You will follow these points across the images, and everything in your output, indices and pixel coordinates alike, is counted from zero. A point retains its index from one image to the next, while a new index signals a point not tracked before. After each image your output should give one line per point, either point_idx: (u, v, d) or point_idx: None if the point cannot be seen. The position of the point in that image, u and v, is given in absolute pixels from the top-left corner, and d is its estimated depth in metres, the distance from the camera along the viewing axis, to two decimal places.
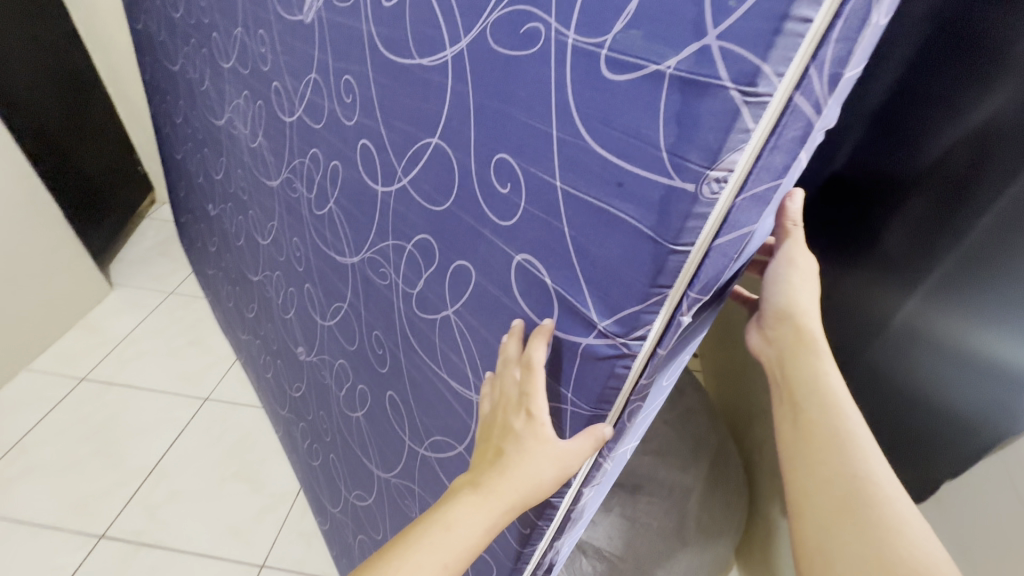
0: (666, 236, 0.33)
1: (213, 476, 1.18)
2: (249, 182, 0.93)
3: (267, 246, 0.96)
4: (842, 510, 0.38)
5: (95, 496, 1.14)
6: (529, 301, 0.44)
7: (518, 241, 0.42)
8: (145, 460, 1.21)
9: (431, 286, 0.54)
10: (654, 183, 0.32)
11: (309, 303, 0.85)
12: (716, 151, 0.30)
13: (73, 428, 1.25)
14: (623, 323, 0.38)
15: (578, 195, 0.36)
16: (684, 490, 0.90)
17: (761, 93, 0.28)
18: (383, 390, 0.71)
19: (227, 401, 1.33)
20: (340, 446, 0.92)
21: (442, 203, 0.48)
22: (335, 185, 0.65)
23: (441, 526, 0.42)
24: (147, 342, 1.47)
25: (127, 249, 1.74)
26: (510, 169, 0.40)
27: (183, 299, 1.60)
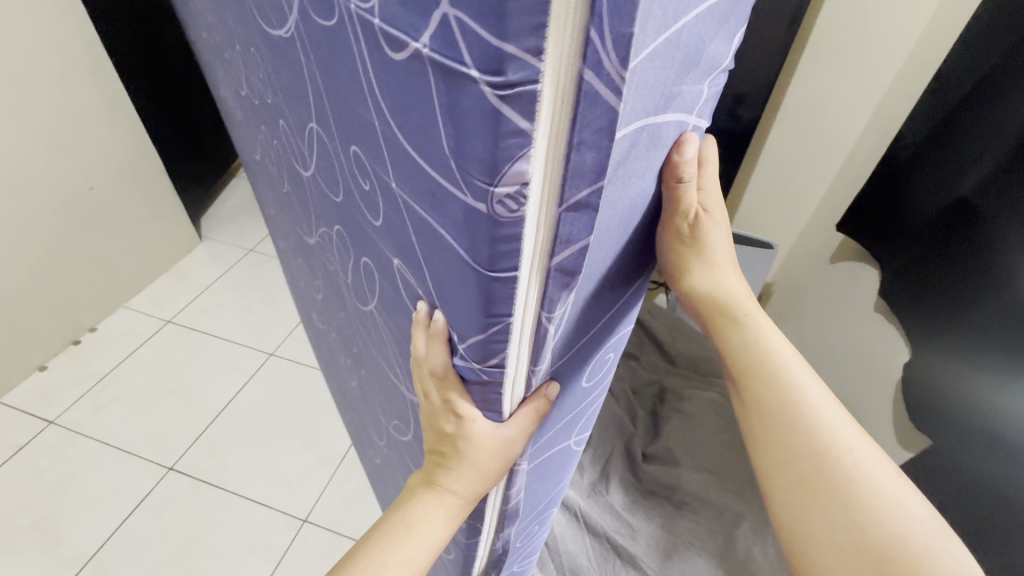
0: (481, 263, 0.29)
1: (270, 429, 1.25)
2: (249, 157, 0.94)
3: (274, 218, 1.00)
4: (809, 490, 0.42)
5: (169, 430, 1.24)
6: (409, 300, 0.42)
7: (391, 246, 0.40)
8: (214, 403, 1.30)
9: (356, 278, 0.56)
10: (454, 199, 0.27)
11: (307, 278, 0.90)
12: (491, 164, 0.24)
13: (156, 365, 1.37)
14: (476, 351, 0.36)
15: (409, 201, 0.32)
16: (735, 515, 0.82)
17: (513, 83, 0.21)
18: (357, 368, 0.78)
19: (291, 358, 1.40)
20: (353, 410, 0.99)
21: (337, 194, 0.48)
22: (280, 163, 0.66)
23: (404, 525, 0.48)
24: (224, 294, 1.57)
25: (218, 205, 1.87)
26: (363, 164, 0.38)
27: (262, 257, 1.70)
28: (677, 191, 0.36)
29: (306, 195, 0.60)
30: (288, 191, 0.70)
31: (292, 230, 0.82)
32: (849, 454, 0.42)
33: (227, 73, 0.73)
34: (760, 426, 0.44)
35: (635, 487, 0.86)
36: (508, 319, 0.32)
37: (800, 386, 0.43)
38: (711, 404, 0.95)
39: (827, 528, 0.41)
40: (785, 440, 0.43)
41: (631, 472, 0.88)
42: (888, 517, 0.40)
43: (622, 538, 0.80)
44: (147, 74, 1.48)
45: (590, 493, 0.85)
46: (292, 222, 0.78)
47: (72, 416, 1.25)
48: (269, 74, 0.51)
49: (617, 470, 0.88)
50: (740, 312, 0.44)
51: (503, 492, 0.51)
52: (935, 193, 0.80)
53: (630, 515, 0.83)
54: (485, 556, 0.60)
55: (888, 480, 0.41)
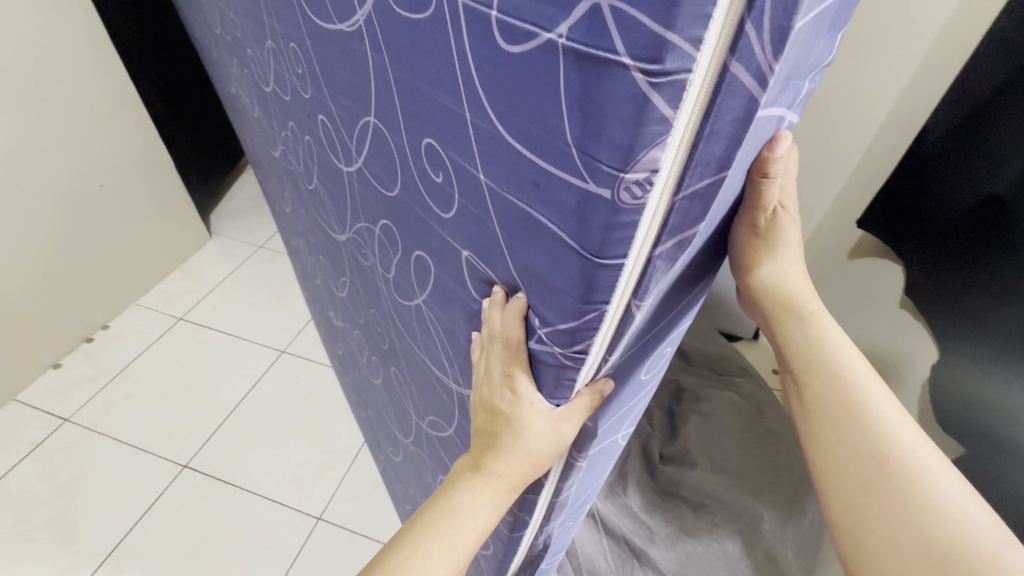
0: (590, 250, 0.30)
1: (283, 426, 1.25)
2: (264, 153, 0.94)
3: (290, 214, 1.00)
4: (864, 490, 0.40)
5: (182, 428, 1.24)
6: (479, 291, 0.44)
7: (462, 239, 0.42)
8: (226, 401, 1.30)
9: (401, 273, 0.57)
10: (571, 187, 0.29)
11: (327, 276, 0.91)
12: (628, 150, 0.26)
13: (169, 363, 1.37)
14: (563, 336, 0.37)
15: (501, 192, 0.34)
16: (754, 516, 0.81)
17: (669, 70, 0.23)
18: (387, 365, 0.80)
19: (302, 355, 1.40)
20: (373, 406, 1.00)
21: (391, 188, 0.49)
22: (312, 159, 0.66)
23: (448, 512, 0.48)
24: (234, 291, 1.57)
25: (227, 201, 1.87)
26: (438, 156, 0.39)
27: (271, 254, 1.69)
28: (762, 185, 0.37)
29: (343, 190, 0.61)
30: (314, 185, 0.71)
31: (316, 227, 0.82)
32: (912, 458, 0.40)
33: (247, 68, 0.73)
34: (819, 423, 0.44)
35: (652, 487, 0.86)
36: (604, 306, 0.34)
37: (861, 386, 0.43)
38: (728, 403, 0.95)
39: (888, 534, 0.39)
40: (845, 438, 0.42)
41: (648, 472, 0.88)
42: (956, 528, 0.37)
43: (640, 540, 0.79)
44: (155, 70, 1.47)
45: (608, 493, 0.84)
46: (315, 218, 0.79)
47: (85, 414, 1.26)
48: (311, 65, 0.52)
49: (633, 471, 0.87)
50: (804, 311, 0.45)
51: (556, 483, 0.53)
52: (966, 188, 0.77)
53: (648, 516, 0.82)
54: (527, 549, 0.62)
55: (952, 486, 0.39)
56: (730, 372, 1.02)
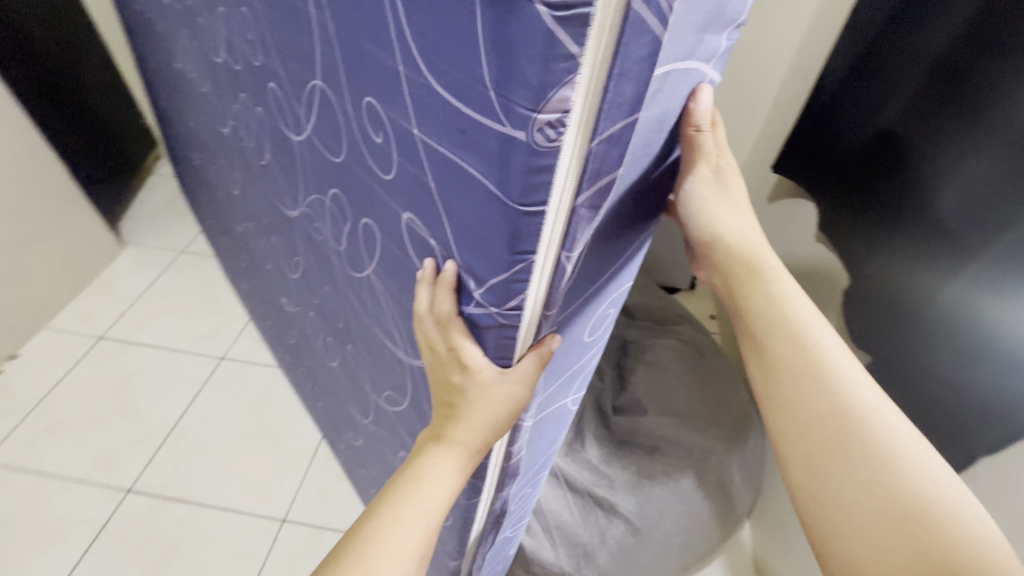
0: (512, 196, 0.34)
1: (233, 433, 1.20)
2: (213, 133, 1.01)
3: (240, 197, 1.02)
4: (823, 450, 0.43)
5: (120, 452, 1.16)
6: (417, 254, 0.47)
7: (401, 199, 0.45)
8: (166, 417, 1.22)
9: (352, 243, 0.60)
10: (491, 131, 0.32)
11: (279, 256, 0.92)
12: (539, 89, 0.29)
13: (95, 386, 1.27)
14: (496, 294, 0.41)
15: (431, 143, 0.37)
16: (704, 451, 0.86)
17: (571, 4, 0.26)
18: (343, 344, 0.80)
19: (243, 359, 1.34)
20: (331, 393, 0.97)
21: (338, 152, 0.52)
22: (264, 133, 0.71)
23: (414, 481, 0.49)
24: (160, 301, 1.47)
25: (138, 204, 1.72)
26: (379, 115, 0.42)
27: (194, 258, 1.58)
28: (695, 139, 0.42)
29: (294, 163, 0.65)
30: (269, 160, 0.74)
31: (268, 204, 0.85)
32: (871, 419, 0.43)
33: (209, 50, 0.78)
34: (780, 384, 0.46)
35: (608, 437, 0.90)
36: (530, 258, 0.37)
37: (824, 349, 0.45)
38: (670, 349, 1.00)
39: (849, 492, 0.41)
40: (809, 400, 0.44)
41: (602, 425, 0.92)
42: (911, 484, 0.40)
43: (601, 489, 0.83)
44: (31, 64, 1.31)
45: (568, 450, 0.87)
46: (268, 195, 0.82)
47: (5, 452, 1.15)
48: (262, 33, 0.55)
49: (589, 426, 0.91)
50: (764, 268, 0.47)
51: (506, 448, 0.55)
52: (861, 128, 0.84)
53: (606, 466, 0.86)
54: (485, 517, 0.62)
55: (906, 442, 0.42)
56: (669, 320, 1.08)
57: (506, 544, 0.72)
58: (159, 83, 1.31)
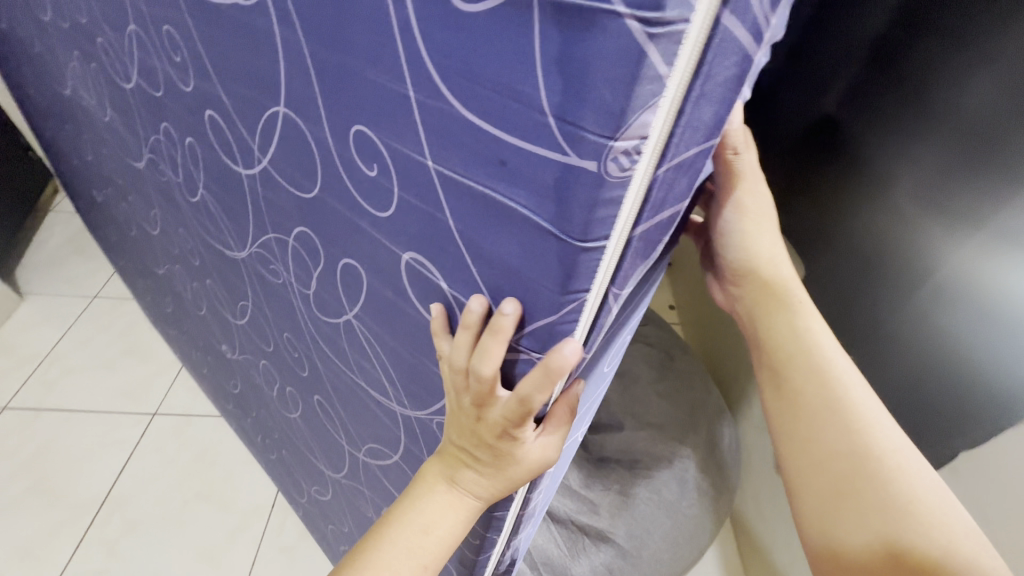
0: (573, 233, 0.29)
1: (177, 497, 1.08)
2: (121, 166, 0.88)
3: (160, 236, 0.90)
4: (840, 493, 0.42)
5: (41, 539, 1.02)
6: (421, 299, 0.42)
7: (402, 239, 0.39)
8: (93, 491, 1.08)
9: (324, 287, 0.52)
10: (549, 162, 0.27)
11: (217, 300, 0.82)
12: (619, 114, 0.24)
13: (1, 466, 1.11)
14: (538, 338, 0.36)
15: (453, 176, 0.32)
16: (682, 462, 0.83)
17: (669, 19, 0.22)
18: (309, 394, 0.71)
19: (180, 413, 1.21)
20: (290, 445, 0.88)
21: (310, 188, 0.45)
22: (198, 166, 0.61)
23: (420, 529, 0.46)
24: (73, 357, 1.30)
25: (35, 249, 1.52)
26: (370, 143, 0.36)
27: (110, 303, 1.42)
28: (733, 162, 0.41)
29: (242, 200, 0.56)
30: (202, 196, 0.64)
31: (200, 242, 0.74)
32: (888, 460, 0.42)
33: (112, 74, 0.67)
34: (797, 421, 0.44)
35: (587, 459, 0.86)
36: (583, 295, 0.32)
37: (846, 385, 0.44)
38: (642, 356, 0.97)
39: (859, 534, 0.40)
40: (825, 435, 0.43)
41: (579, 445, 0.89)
42: (933, 532, 0.39)
43: (585, 516, 0.79)
44: None
45: None
46: (200, 235, 0.72)
47: None
48: (194, 52, 0.47)
49: None
50: (795, 299, 0.45)
51: (523, 496, 0.50)
52: (805, 116, 0.81)
53: (588, 490, 0.82)
54: (494, 568, 0.60)
55: (929, 486, 0.41)
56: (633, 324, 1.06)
57: None
58: (39, 110, 1.14)
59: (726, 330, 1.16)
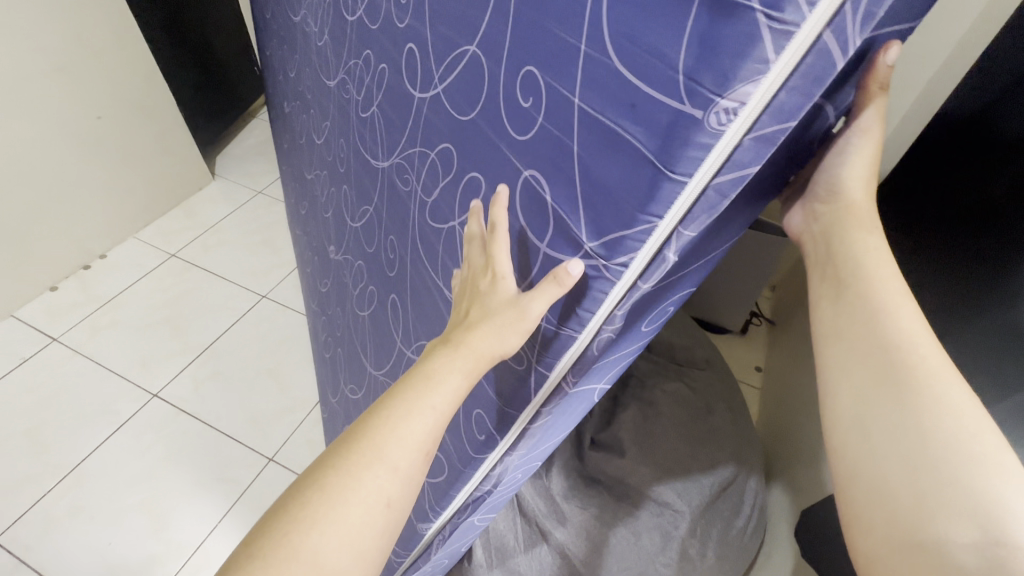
0: (663, 162, 0.31)
1: (254, 367, 1.29)
2: (313, 83, 1.05)
3: (322, 145, 1.05)
4: (879, 383, 0.35)
5: (158, 359, 1.29)
6: (529, 218, 0.44)
7: (530, 157, 0.42)
8: (203, 338, 1.34)
9: (444, 196, 0.57)
10: (664, 106, 0.30)
11: (344, 204, 0.94)
12: (729, 77, 0.27)
13: (154, 296, 1.43)
14: (609, 247, 0.37)
15: (592, 114, 0.35)
16: (674, 513, 0.77)
17: (786, 21, 0.25)
18: (387, 293, 0.80)
19: (281, 302, 1.43)
20: (347, 343, 1.00)
21: (468, 113, 0.49)
22: (379, 89, 0.68)
23: (424, 377, 0.44)
24: (228, 233, 1.60)
25: (235, 143, 1.90)
26: (534, 83, 0.39)
27: (267, 200, 1.71)
28: (870, 95, 0.38)
29: (405, 116, 0.62)
30: (371, 113, 0.73)
31: (353, 152, 0.85)
32: (944, 397, 0.33)
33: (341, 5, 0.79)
34: (843, 317, 0.38)
35: (578, 472, 0.84)
36: (655, 221, 0.34)
37: (891, 290, 0.37)
38: (673, 394, 0.90)
39: (894, 452, 0.33)
40: (863, 332, 0.37)
41: (576, 456, 0.86)
42: (958, 425, 0.32)
43: (550, 524, 0.78)
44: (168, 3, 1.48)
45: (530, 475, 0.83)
46: (355, 144, 0.82)
47: (72, 336, 1.33)
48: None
49: (562, 453, 0.85)
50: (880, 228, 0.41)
51: (537, 409, 0.51)
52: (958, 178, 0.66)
53: (564, 502, 0.80)
54: (479, 479, 0.62)
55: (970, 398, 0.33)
56: (690, 363, 0.98)
57: (472, 531, 0.72)
58: (271, 34, 1.39)
59: (799, 403, 1.04)
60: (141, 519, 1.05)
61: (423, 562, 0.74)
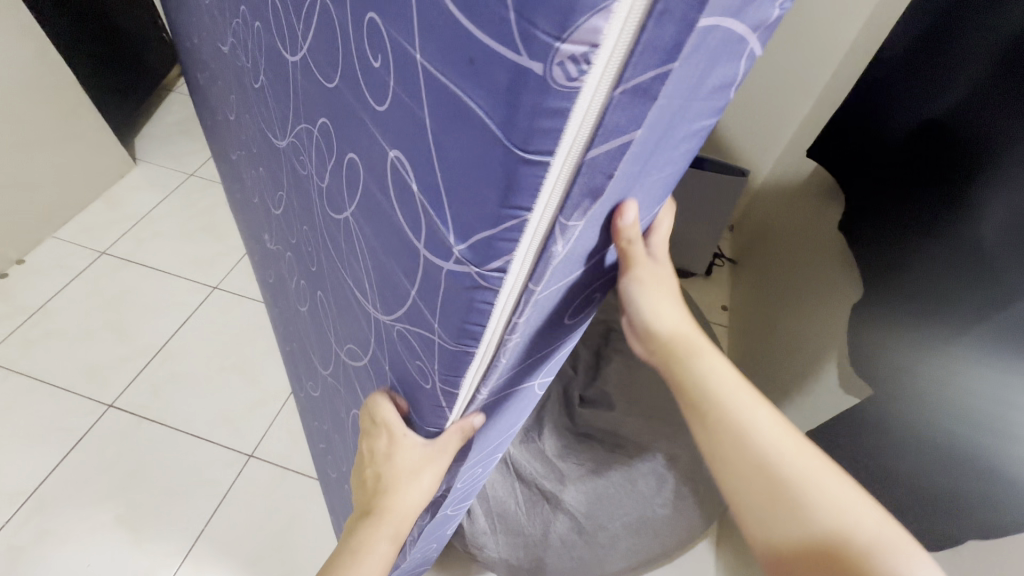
0: (514, 140, 0.24)
1: (216, 364, 1.22)
2: (211, 50, 0.92)
3: (233, 121, 0.93)
4: (769, 495, 0.42)
5: (106, 367, 1.20)
6: (403, 209, 0.35)
7: (390, 130, 0.33)
8: (155, 338, 1.25)
9: (333, 183, 0.46)
10: (502, 60, 0.23)
11: (263, 190, 0.84)
12: (567, 9, 0.20)
13: (90, 299, 1.30)
14: (477, 250, 0.30)
15: (431, 73, 0.27)
16: (667, 457, 0.81)
17: None
18: (315, 289, 0.66)
19: (235, 292, 1.34)
20: (297, 338, 0.91)
21: (331, 78, 0.39)
22: (259, 52, 0.60)
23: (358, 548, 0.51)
24: (163, 223, 1.47)
25: (154, 122, 1.72)
26: (381, 35, 0.31)
27: (202, 183, 1.57)
28: (627, 248, 0.36)
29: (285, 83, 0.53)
30: (261, 86, 0.64)
31: (257, 130, 0.75)
32: (814, 482, 0.42)
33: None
34: (723, 441, 0.44)
35: (569, 430, 0.86)
36: (526, 216, 0.27)
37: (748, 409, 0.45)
38: None
39: (796, 549, 0.41)
40: (743, 449, 0.44)
41: (566, 415, 0.88)
42: (828, 501, 0.41)
43: (550, 483, 0.80)
44: None
45: (523, 439, 0.84)
46: (258, 122, 0.73)
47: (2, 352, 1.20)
48: None
49: (551, 414, 0.87)
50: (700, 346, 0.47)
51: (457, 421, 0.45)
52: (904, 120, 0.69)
53: (560, 461, 0.82)
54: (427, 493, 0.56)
55: (826, 473, 0.43)
56: None
57: (449, 519, 0.68)
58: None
59: (769, 338, 1.09)
60: (118, 536, 1.00)
61: (402, 560, 0.70)
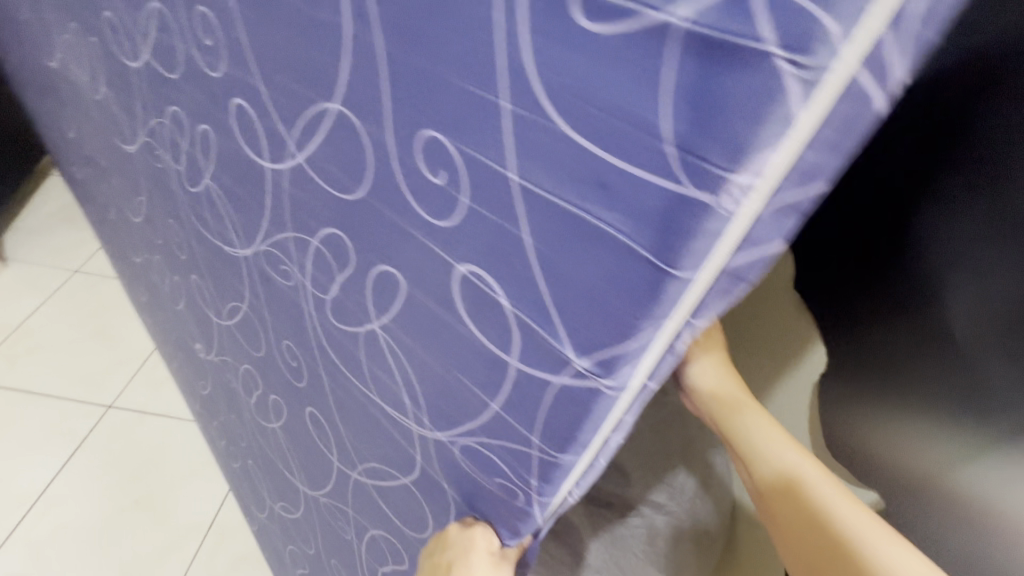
0: (665, 259, 0.24)
1: (115, 506, 1.02)
2: (108, 149, 0.81)
3: (146, 224, 0.82)
4: None
5: None
6: (482, 324, 0.35)
7: (461, 247, 0.33)
8: (31, 484, 1.03)
9: (350, 293, 0.45)
10: (655, 189, 0.23)
11: (201, 299, 0.74)
12: (743, 147, 0.20)
13: None
14: (605, 364, 0.30)
15: (543, 193, 0.27)
16: None
17: (820, 68, 0.19)
18: (301, 406, 0.61)
19: (134, 409, 1.14)
20: (258, 453, 0.80)
21: (353, 189, 0.39)
22: (206, 156, 0.55)
23: None
24: (40, 335, 1.24)
25: (25, 214, 1.48)
26: (441, 151, 0.31)
27: (89, 280, 1.35)
28: None
29: (258, 192, 0.49)
30: (210, 189, 0.57)
31: (192, 234, 0.67)
32: None
33: (117, 50, 0.61)
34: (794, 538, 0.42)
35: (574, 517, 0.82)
36: (663, 324, 0.27)
37: None
38: None
39: None
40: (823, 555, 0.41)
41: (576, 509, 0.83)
42: None
43: None
44: None
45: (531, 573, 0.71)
46: (195, 228, 0.65)
47: None
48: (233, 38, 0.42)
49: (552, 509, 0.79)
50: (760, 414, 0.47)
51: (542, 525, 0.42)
52: None
53: None
54: None
55: None
56: None
57: None
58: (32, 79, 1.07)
59: None
60: None
61: None
